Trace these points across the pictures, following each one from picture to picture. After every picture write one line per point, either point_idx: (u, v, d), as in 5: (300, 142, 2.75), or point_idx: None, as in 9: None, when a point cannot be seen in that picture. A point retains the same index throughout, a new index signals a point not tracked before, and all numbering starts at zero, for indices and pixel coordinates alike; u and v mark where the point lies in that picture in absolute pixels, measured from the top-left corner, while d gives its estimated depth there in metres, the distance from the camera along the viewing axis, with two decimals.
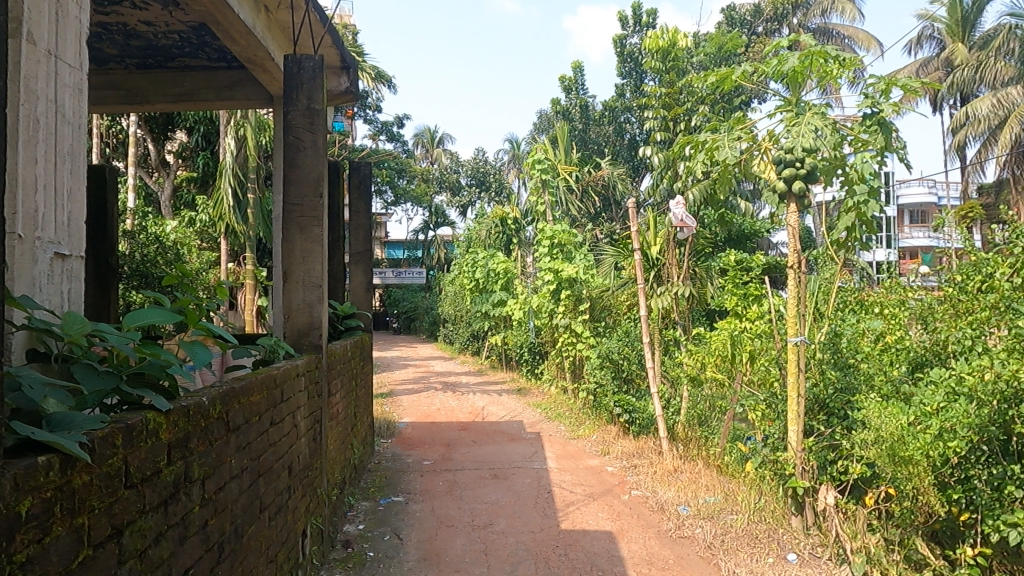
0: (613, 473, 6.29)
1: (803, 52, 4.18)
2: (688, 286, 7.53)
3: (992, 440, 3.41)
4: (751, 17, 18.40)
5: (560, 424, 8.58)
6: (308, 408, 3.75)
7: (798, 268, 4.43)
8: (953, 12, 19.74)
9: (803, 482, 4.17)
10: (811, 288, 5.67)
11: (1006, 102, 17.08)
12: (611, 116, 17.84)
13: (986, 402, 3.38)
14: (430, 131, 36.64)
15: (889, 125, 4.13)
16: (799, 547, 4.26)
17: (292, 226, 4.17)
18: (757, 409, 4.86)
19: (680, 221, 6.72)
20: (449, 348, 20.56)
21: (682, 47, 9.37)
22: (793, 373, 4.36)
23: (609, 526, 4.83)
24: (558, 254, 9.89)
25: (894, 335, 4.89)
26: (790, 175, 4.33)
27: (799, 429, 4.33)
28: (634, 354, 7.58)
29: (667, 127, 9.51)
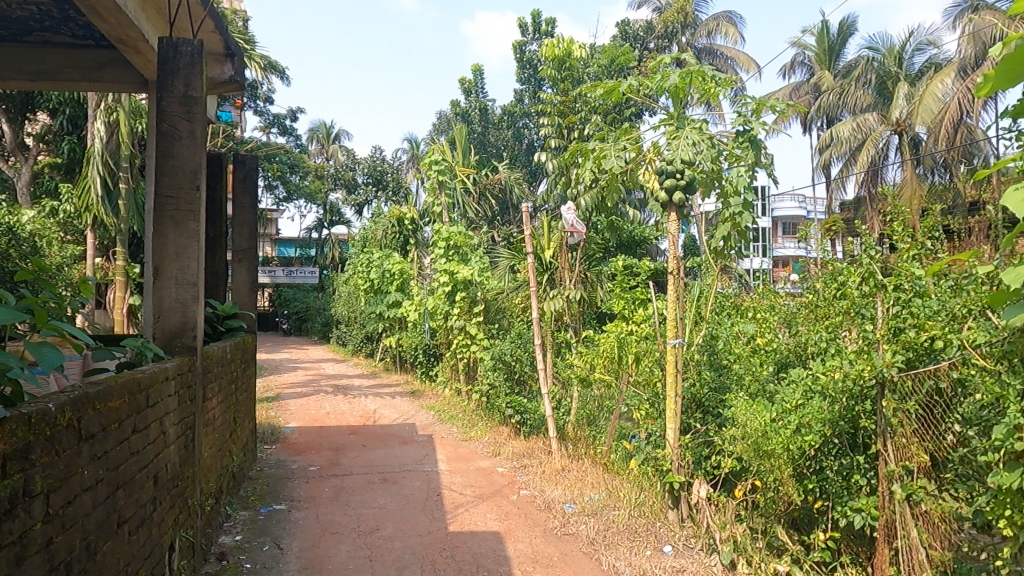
0: (503, 473, 6.34)
1: (684, 69, 4.39)
2: (580, 290, 7.83)
3: (842, 433, 3.74)
4: (644, 33, 18.97)
5: (452, 426, 8.58)
6: (179, 414, 3.52)
7: (678, 274, 4.67)
8: (821, 41, 21.60)
9: (679, 477, 4.44)
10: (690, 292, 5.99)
11: (864, 127, 18.81)
12: (510, 121, 18.17)
13: (838, 399, 3.68)
14: (326, 126, 35.62)
15: (759, 142, 4.45)
16: (674, 538, 4.45)
17: (164, 220, 3.91)
18: (641, 409, 5.17)
19: (571, 226, 6.90)
20: (342, 350, 20.05)
21: (578, 58, 9.67)
22: (672, 374, 4.61)
23: (497, 526, 4.87)
24: (453, 255, 9.90)
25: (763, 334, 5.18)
26: (671, 186, 4.54)
27: (677, 427, 4.55)
28: (526, 356, 7.74)
29: (562, 134, 9.75)
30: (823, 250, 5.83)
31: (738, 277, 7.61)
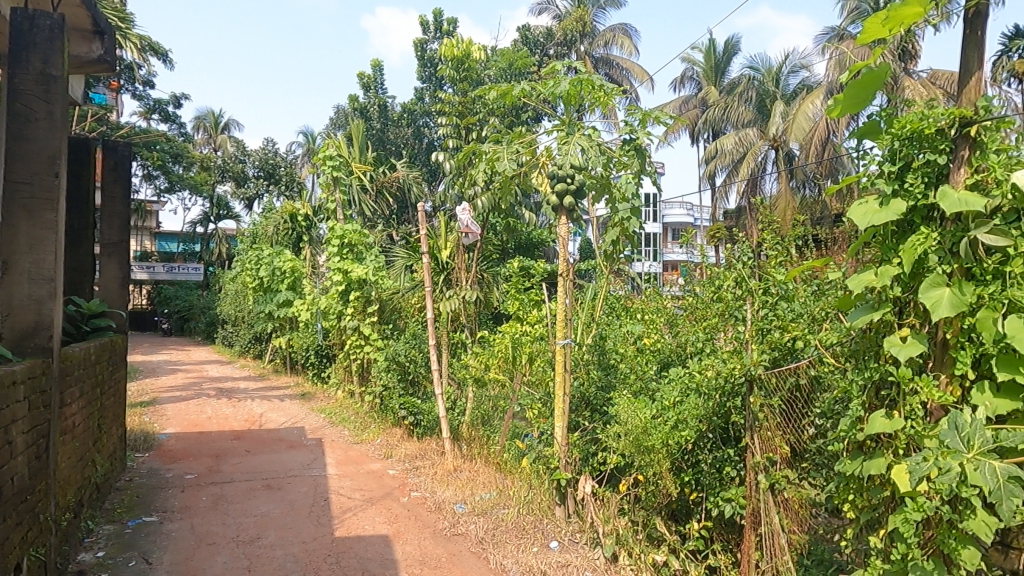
0: (394, 476, 6.26)
1: (575, 77, 4.51)
2: (476, 291, 7.88)
3: (715, 428, 3.96)
4: (545, 39, 19.02)
5: (343, 429, 8.36)
6: (29, 421, 3.22)
7: (568, 277, 4.79)
8: (708, 58, 22.95)
9: (566, 474, 4.55)
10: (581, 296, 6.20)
11: (746, 142, 20.18)
12: (410, 119, 18.02)
13: (711, 396, 3.90)
14: (214, 115, 33.73)
15: (644, 151, 4.60)
16: (560, 534, 4.56)
17: (15, 208, 3.55)
18: (534, 408, 5.29)
19: (466, 227, 6.92)
20: (228, 351, 19.05)
21: (477, 60, 9.73)
22: (560, 373, 4.73)
23: (385, 530, 4.80)
24: (348, 254, 9.63)
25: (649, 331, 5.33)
26: (562, 189, 4.69)
27: (565, 425, 4.67)
28: (420, 356, 7.69)
29: (460, 134, 9.74)
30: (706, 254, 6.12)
31: (629, 280, 7.88)
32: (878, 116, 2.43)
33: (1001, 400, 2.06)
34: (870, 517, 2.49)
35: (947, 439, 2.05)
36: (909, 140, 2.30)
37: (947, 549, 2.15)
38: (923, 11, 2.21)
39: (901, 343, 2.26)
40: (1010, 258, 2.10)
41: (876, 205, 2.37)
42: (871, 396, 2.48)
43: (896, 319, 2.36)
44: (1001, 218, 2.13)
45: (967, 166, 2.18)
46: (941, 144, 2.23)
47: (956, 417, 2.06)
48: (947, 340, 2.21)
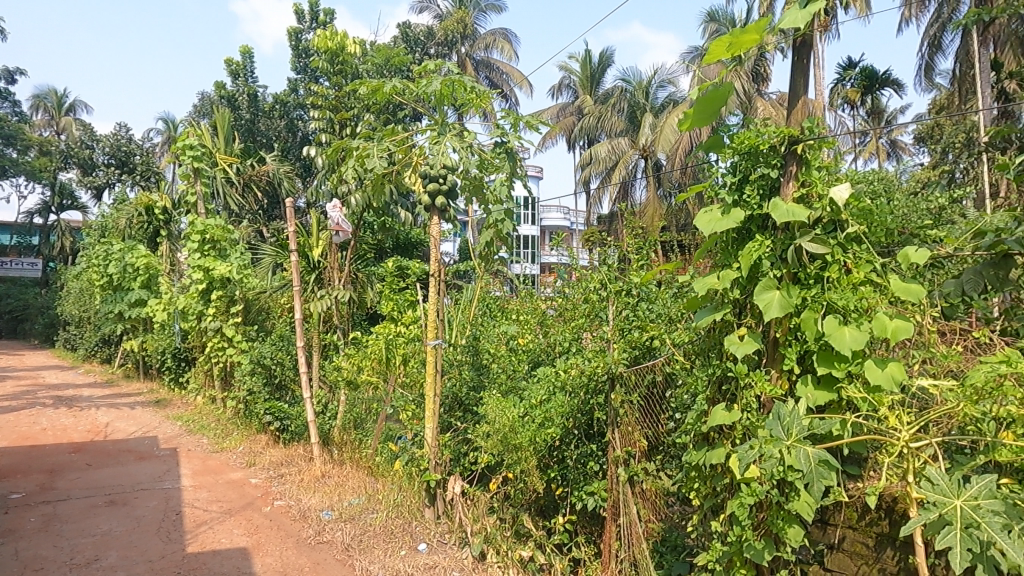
0: (256, 485, 5.94)
1: (447, 77, 4.49)
2: (349, 291, 7.67)
3: (579, 425, 4.10)
4: (425, 38, 18.84)
5: (202, 437, 7.83)
6: None
7: (440, 277, 4.78)
8: (585, 67, 23.76)
9: (435, 475, 4.54)
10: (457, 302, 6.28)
11: (618, 150, 21.20)
12: (282, 111, 17.25)
13: (575, 394, 4.04)
14: (57, 94, 30.51)
15: (514, 154, 4.68)
16: (429, 536, 4.53)
17: None
18: (408, 410, 5.22)
19: (336, 225, 6.71)
20: (70, 356, 17.29)
21: (352, 53, 9.46)
22: (431, 374, 4.71)
23: (244, 542, 4.55)
24: (209, 251, 8.92)
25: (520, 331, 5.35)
26: (433, 189, 4.63)
27: (435, 426, 4.66)
28: (288, 359, 7.36)
29: (334, 129, 9.43)
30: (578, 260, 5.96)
31: (507, 281, 7.97)
32: (722, 131, 2.61)
33: (819, 392, 2.29)
34: (713, 503, 2.68)
35: (771, 428, 2.25)
36: (748, 155, 2.50)
37: (776, 528, 2.36)
38: (759, 38, 2.41)
39: (738, 341, 2.45)
40: (828, 264, 2.33)
41: (718, 213, 2.54)
42: (714, 391, 2.68)
43: (735, 319, 2.55)
44: (821, 228, 2.36)
45: (794, 180, 2.40)
46: (774, 160, 2.44)
47: (779, 408, 2.26)
48: (778, 338, 2.43)
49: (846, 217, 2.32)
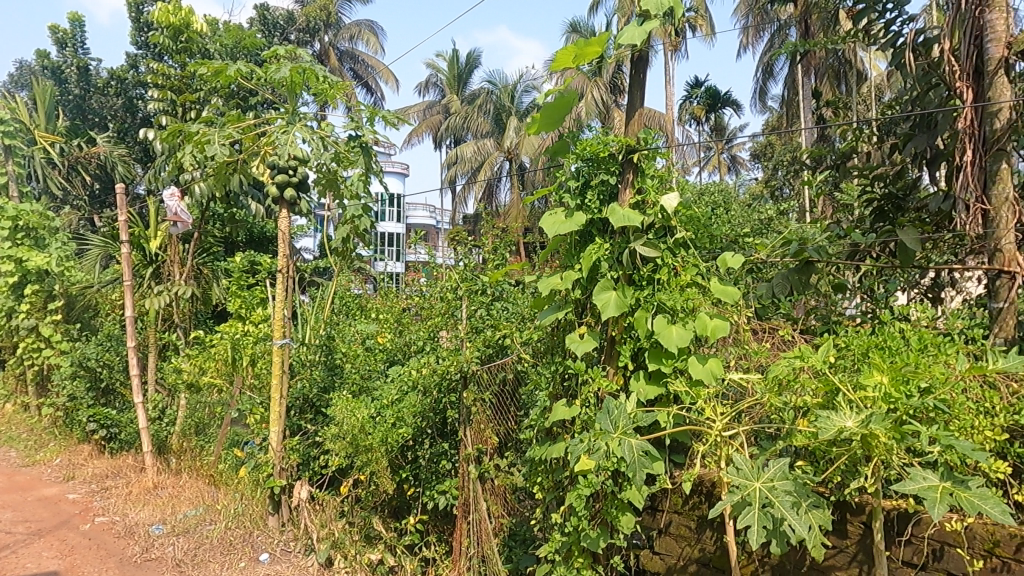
0: (74, 500, 5.35)
1: (296, 64, 4.27)
2: (192, 287, 7.03)
3: (432, 424, 4.09)
4: (285, 23, 17.86)
5: (10, 449, 6.93)
6: None
7: (288, 273, 4.56)
8: (452, 66, 23.86)
9: (280, 481, 4.33)
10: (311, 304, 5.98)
11: (484, 150, 21.68)
12: (118, 88, 15.67)
13: (428, 392, 4.03)
14: None
15: (370, 149, 4.54)
16: (272, 545, 4.31)
17: None
18: (254, 414, 4.93)
19: (174, 215, 6.20)
20: None
21: (199, 31, 8.76)
22: (277, 375, 4.49)
23: (55, 566, 4.09)
24: (23, 239, 7.88)
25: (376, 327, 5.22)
26: (283, 181, 4.40)
27: (281, 429, 4.45)
28: (117, 361, 6.68)
29: (177, 112, 8.70)
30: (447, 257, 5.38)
31: (369, 279, 7.78)
32: (566, 138, 2.71)
33: (649, 387, 2.45)
34: (555, 496, 2.78)
35: (600, 422, 2.35)
36: (590, 162, 2.62)
37: (610, 517, 2.49)
38: (601, 50, 2.53)
39: (579, 339, 2.57)
40: (659, 267, 2.50)
41: (562, 216, 2.64)
42: (555, 387, 2.79)
43: (576, 318, 2.67)
44: (653, 233, 2.54)
45: (630, 188, 2.55)
46: (613, 167, 2.58)
47: (609, 403, 2.37)
48: (615, 336, 2.57)
49: (675, 224, 2.51)
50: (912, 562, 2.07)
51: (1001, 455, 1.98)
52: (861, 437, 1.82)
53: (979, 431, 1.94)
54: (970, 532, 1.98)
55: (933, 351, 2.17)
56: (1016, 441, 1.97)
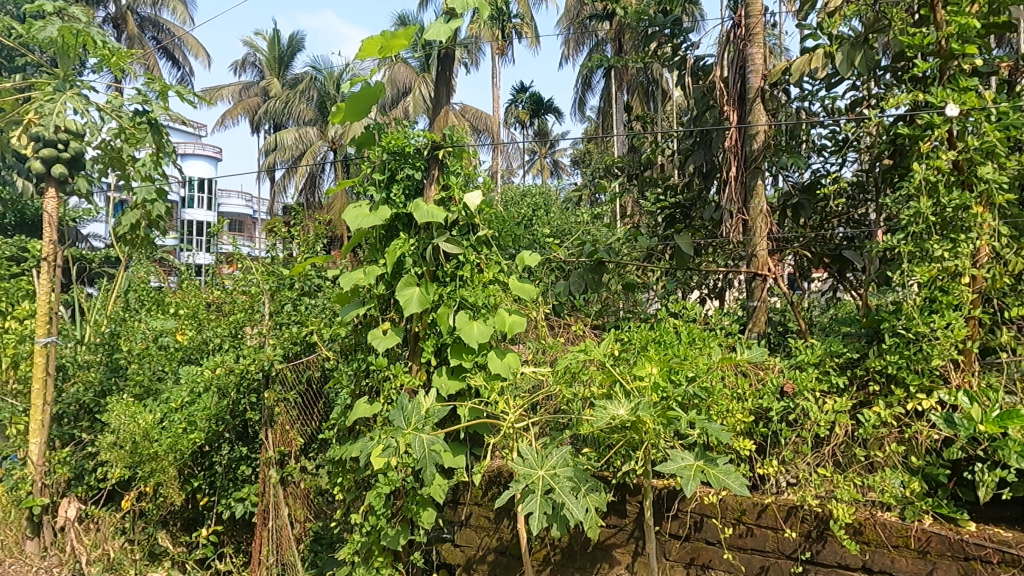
0: None
1: (65, 24, 3.71)
2: None
3: (230, 428, 3.80)
4: None
5: None
6: None
7: (54, 263, 3.90)
8: (272, 48, 22.73)
9: (42, 499, 3.79)
10: (92, 300, 5.35)
11: (306, 138, 20.47)
12: None
13: (225, 394, 3.73)
14: None
15: (160, 126, 4.05)
16: (30, 572, 3.68)
17: None
18: (14, 423, 4.28)
19: None
20: None
21: None
22: (38, 379, 3.87)
23: None
24: None
25: (170, 320, 4.71)
26: (49, 156, 3.82)
27: (42, 441, 3.88)
28: None
29: None
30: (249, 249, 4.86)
31: (170, 270, 7.09)
32: (372, 128, 2.66)
33: (451, 381, 2.48)
34: (355, 496, 2.72)
35: (393, 418, 2.31)
36: (396, 155, 2.58)
37: (410, 513, 2.50)
38: (406, 44, 2.53)
39: (382, 335, 2.53)
40: (462, 263, 2.54)
41: (366, 209, 2.57)
42: (358, 385, 2.72)
43: (379, 313, 2.63)
44: (457, 230, 2.56)
45: (436, 184, 2.57)
46: (419, 163, 2.59)
47: (404, 400, 2.34)
48: (419, 332, 2.57)
49: (478, 222, 2.56)
50: (677, 534, 2.31)
51: (748, 434, 2.26)
52: (631, 423, 1.98)
53: (731, 413, 2.20)
54: (724, 503, 2.24)
55: (699, 344, 2.42)
56: (759, 421, 2.27)
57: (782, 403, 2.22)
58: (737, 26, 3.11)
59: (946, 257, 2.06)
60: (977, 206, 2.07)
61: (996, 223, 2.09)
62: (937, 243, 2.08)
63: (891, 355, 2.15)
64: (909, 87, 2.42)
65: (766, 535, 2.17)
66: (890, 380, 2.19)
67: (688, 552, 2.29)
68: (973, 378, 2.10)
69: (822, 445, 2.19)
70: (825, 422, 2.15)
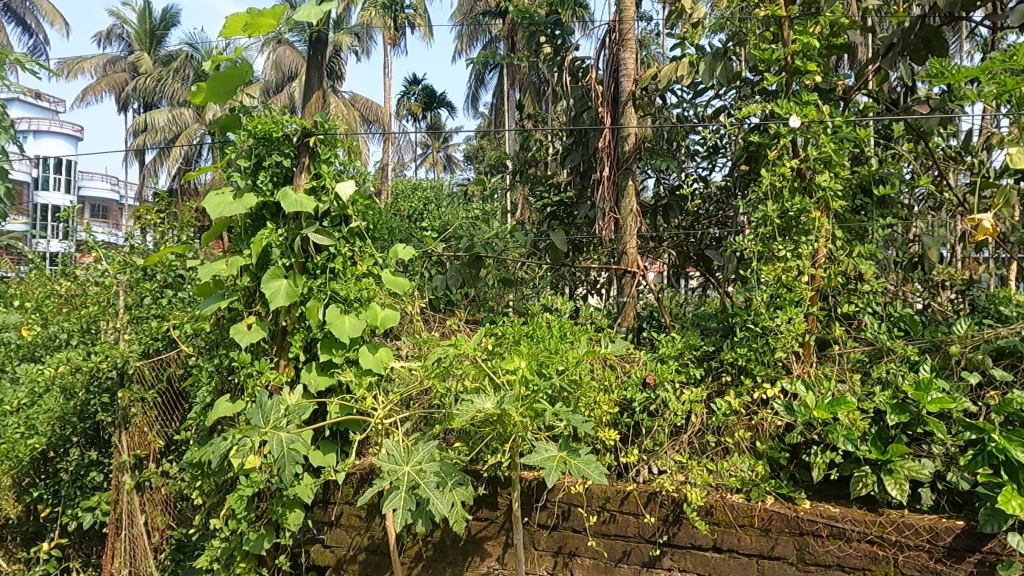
0: None
1: None
2: None
3: (79, 431, 3.44)
4: None
5: None
6: None
7: None
8: (143, 21, 21.14)
9: None
10: None
11: (180, 121, 19.32)
12: None
13: (71, 394, 3.38)
14: None
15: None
16: None
17: None
18: None
19: None
20: None
21: None
22: None
23: None
24: None
25: (12, 310, 4.29)
26: None
27: None
28: None
29: None
30: (109, 236, 4.31)
31: (15, 260, 6.38)
32: (237, 111, 2.52)
33: (320, 377, 2.41)
34: (216, 500, 2.57)
35: (250, 416, 2.16)
36: (263, 141, 2.45)
37: (275, 515, 2.39)
38: (275, 25, 2.43)
39: (245, 330, 2.41)
40: (333, 255, 2.46)
41: (229, 197, 2.43)
42: (219, 381, 2.58)
43: (244, 307, 2.50)
44: (329, 220, 2.47)
45: (306, 172, 2.47)
46: (288, 150, 2.48)
47: (262, 397, 2.19)
48: (286, 327, 2.46)
49: (351, 213, 2.48)
50: (546, 524, 2.37)
51: (614, 424, 2.35)
52: (498, 416, 2.01)
53: (598, 405, 2.27)
54: (589, 492, 2.32)
55: (570, 338, 2.49)
56: (624, 411, 2.37)
57: (644, 395, 2.32)
58: (611, 31, 3.22)
59: (789, 257, 2.25)
60: (814, 211, 2.26)
61: (831, 227, 2.29)
62: (781, 244, 2.26)
63: (742, 348, 2.31)
64: (761, 99, 2.61)
65: (628, 521, 2.27)
66: (740, 372, 2.34)
67: (556, 541, 2.35)
68: (811, 369, 2.29)
69: (680, 434, 2.31)
70: (682, 412, 2.27)
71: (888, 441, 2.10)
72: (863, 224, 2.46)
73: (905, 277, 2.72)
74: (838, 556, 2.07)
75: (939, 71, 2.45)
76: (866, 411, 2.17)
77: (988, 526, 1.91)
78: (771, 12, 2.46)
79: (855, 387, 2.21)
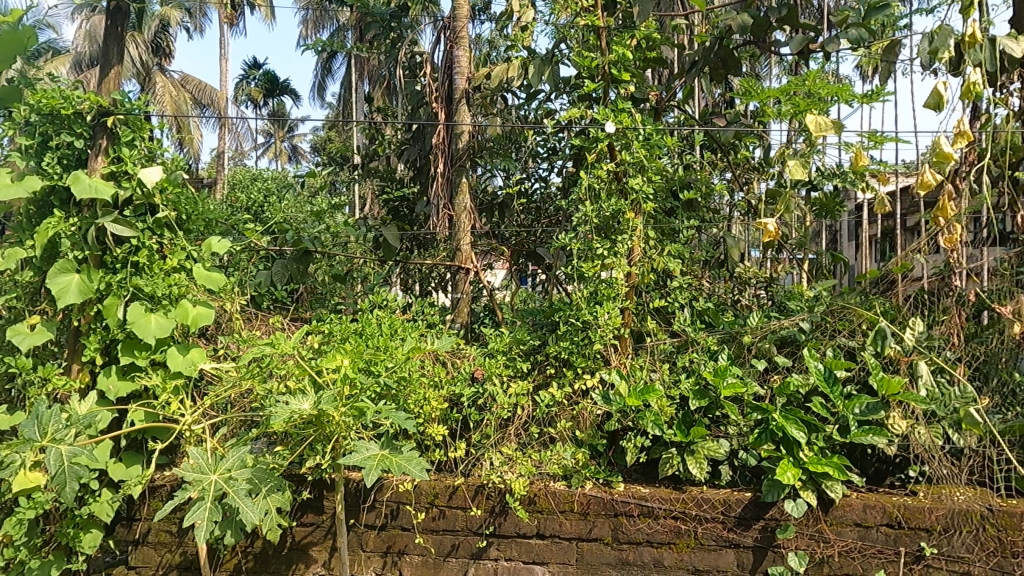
0: None
1: None
2: None
3: None
4: None
5: None
6: None
7: None
8: None
9: None
10: None
11: None
12: None
13: None
14: None
15: None
16: None
17: None
18: None
19: None
20: None
21: None
22: None
23: None
24: None
25: None
26: None
27: None
28: None
29: None
30: None
31: None
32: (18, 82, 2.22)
33: (121, 382, 2.19)
34: None
35: (22, 430, 1.88)
36: (50, 118, 2.18)
37: (66, 539, 2.14)
38: None
39: (27, 331, 2.13)
40: (136, 248, 2.23)
41: (7, 178, 2.14)
42: None
43: (26, 305, 2.21)
44: (131, 210, 2.23)
45: (104, 156, 2.22)
46: (79, 129, 2.20)
47: (38, 406, 1.92)
48: (80, 327, 2.21)
49: (158, 202, 2.25)
50: (374, 525, 2.34)
51: (444, 420, 2.35)
52: (316, 417, 1.95)
53: (427, 402, 2.26)
54: (418, 490, 2.31)
55: (400, 333, 2.47)
56: (453, 407, 2.38)
57: (472, 390, 2.35)
58: (446, 28, 3.24)
59: (606, 255, 2.40)
60: (629, 212, 2.43)
61: (643, 228, 2.46)
62: (600, 243, 2.40)
63: (565, 341, 2.42)
64: (583, 105, 2.76)
65: (456, 515, 2.30)
66: (564, 364, 2.45)
67: (384, 541, 2.33)
68: (627, 360, 2.44)
69: (507, 426, 2.37)
70: (508, 405, 2.32)
71: (691, 424, 2.30)
72: (673, 225, 2.66)
73: (712, 275, 2.99)
74: (648, 534, 2.24)
75: (748, 90, 2.81)
76: (673, 398, 2.35)
77: (770, 495, 2.16)
78: (590, 22, 2.60)
79: (664, 375, 2.40)
